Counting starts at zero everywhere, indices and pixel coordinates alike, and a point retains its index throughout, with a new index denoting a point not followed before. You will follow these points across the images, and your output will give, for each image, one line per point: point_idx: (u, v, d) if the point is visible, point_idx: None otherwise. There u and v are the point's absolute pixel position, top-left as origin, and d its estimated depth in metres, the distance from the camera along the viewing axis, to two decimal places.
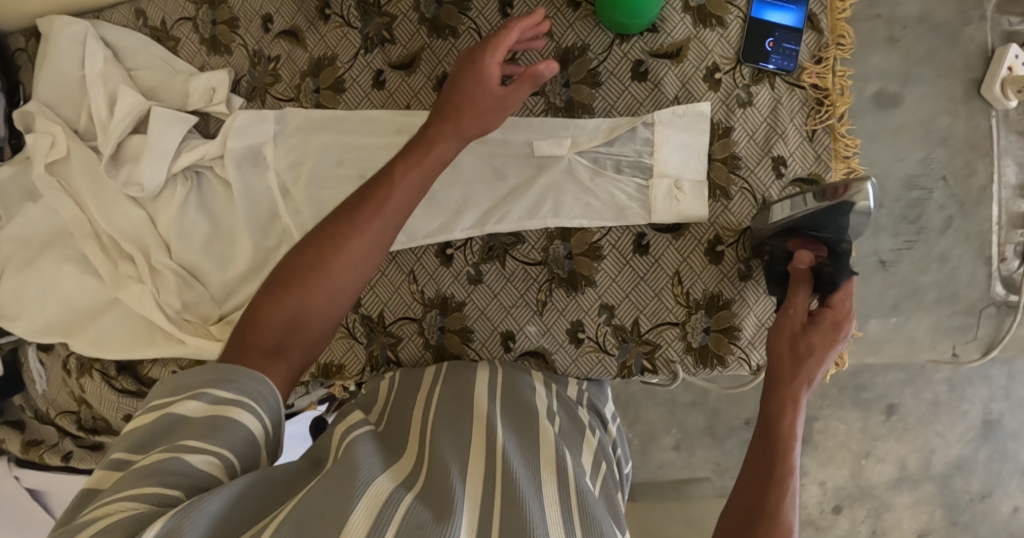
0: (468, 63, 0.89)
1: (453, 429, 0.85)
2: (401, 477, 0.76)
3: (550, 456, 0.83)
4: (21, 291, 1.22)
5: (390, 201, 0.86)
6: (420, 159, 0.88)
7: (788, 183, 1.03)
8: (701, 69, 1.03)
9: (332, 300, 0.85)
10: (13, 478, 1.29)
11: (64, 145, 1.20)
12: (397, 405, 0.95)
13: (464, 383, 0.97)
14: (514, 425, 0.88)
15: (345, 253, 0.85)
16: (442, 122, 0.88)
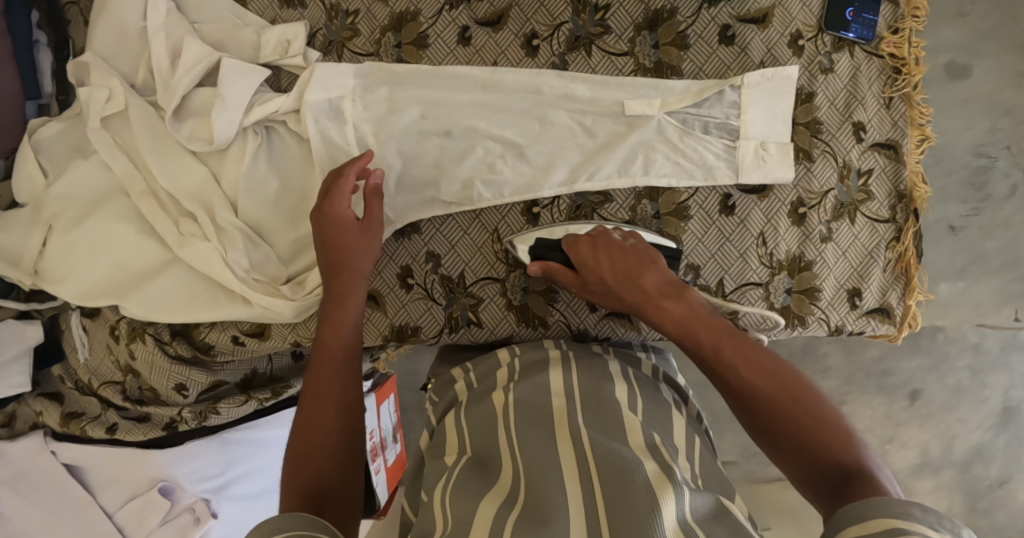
0: (324, 220, 1.01)
1: (537, 439, 0.87)
2: (504, 506, 0.81)
3: (640, 445, 0.85)
4: (71, 250, 1.18)
5: (349, 309, 0.99)
6: (338, 313, 0.99)
7: (867, 148, 1.06)
8: (785, 36, 1.05)
9: (328, 428, 0.91)
10: (50, 453, 1.25)
11: (122, 100, 1.17)
12: (470, 413, 0.95)
13: (538, 377, 0.96)
14: (596, 420, 0.89)
15: (327, 376, 0.94)
16: (340, 253, 1.01)
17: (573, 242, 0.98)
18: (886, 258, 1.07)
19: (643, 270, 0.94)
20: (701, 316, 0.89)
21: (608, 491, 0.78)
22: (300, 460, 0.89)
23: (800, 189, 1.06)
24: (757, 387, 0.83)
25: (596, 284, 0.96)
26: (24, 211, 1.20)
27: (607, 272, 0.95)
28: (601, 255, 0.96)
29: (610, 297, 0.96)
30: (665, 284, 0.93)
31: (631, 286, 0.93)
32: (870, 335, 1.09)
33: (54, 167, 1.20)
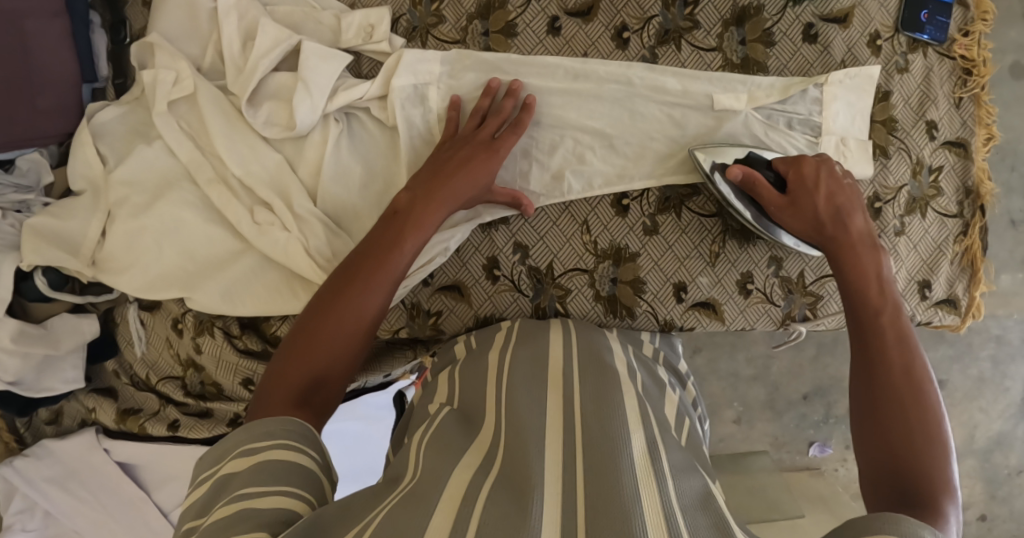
0: (470, 142, 1.03)
1: (531, 398, 0.90)
2: (482, 466, 0.81)
3: (630, 415, 0.87)
4: (135, 238, 1.13)
5: (423, 223, 0.97)
6: (412, 220, 0.97)
7: (939, 146, 1.10)
8: (864, 36, 1.09)
9: (349, 329, 0.90)
10: (103, 451, 1.23)
11: (190, 83, 1.14)
12: (466, 381, 0.99)
13: (537, 346, 1.01)
14: (587, 389, 0.92)
15: (376, 279, 0.93)
16: (448, 174, 1.01)
17: (798, 159, 1.02)
18: (954, 251, 1.11)
19: (853, 210, 0.99)
20: (889, 296, 0.92)
21: (586, 449, 0.81)
22: (307, 335, 0.89)
23: (877, 185, 1.09)
24: (891, 375, 0.85)
25: (806, 208, 1.00)
26: (82, 198, 1.16)
27: (822, 203, 0.99)
28: (822, 177, 1.00)
29: (807, 224, 1.00)
30: (865, 233, 0.98)
31: (851, 245, 0.97)
32: (935, 325, 1.14)
33: (113, 152, 1.17)
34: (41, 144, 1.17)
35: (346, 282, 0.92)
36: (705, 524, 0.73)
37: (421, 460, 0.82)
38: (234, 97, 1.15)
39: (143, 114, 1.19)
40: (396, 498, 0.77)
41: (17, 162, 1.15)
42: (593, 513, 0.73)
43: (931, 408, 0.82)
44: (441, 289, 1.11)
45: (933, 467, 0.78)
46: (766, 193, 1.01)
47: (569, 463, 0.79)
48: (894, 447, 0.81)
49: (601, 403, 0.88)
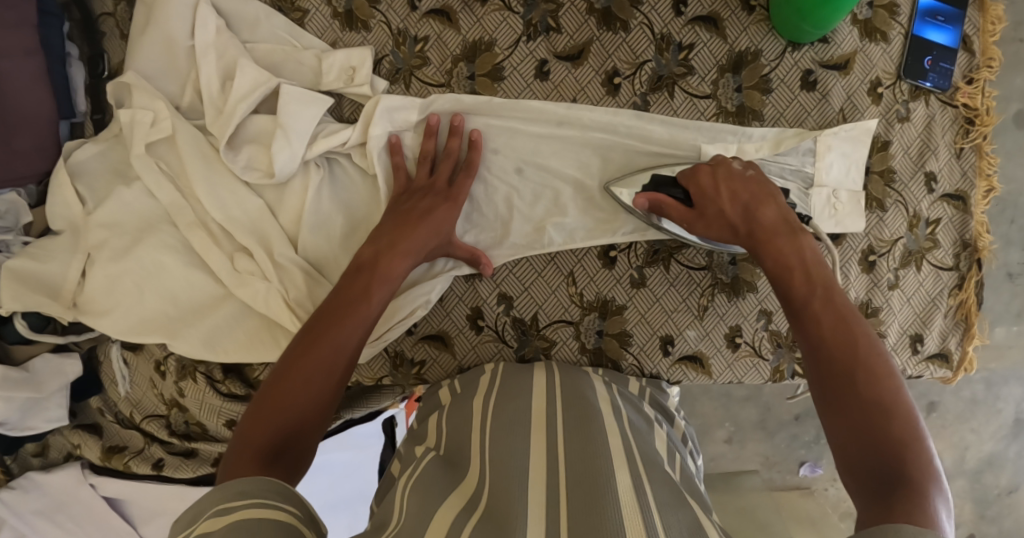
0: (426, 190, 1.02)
1: (515, 439, 0.89)
2: (463, 513, 0.80)
3: (615, 453, 0.86)
4: (116, 283, 1.13)
5: (393, 269, 0.96)
6: (377, 269, 0.96)
7: (937, 199, 1.07)
8: (865, 83, 1.05)
9: (319, 378, 0.87)
10: (89, 486, 1.23)
11: (168, 125, 1.10)
12: (454, 419, 0.98)
13: (522, 386, 1.00)
14: (571, 428, 0.91)
15: (343, 327, 0.91)
16: (410, 223, 0.99)
17: (691, 173, 1.00)
18: (948, 304, 1.09)
19: (761, 204, 0.97)
20: (818, 282, 0.91)
21: (572, 491, 0.80)
22: (286, 378, 0.86)
23: (872, 238, 1.07)
24: (841, 361, 0.84)
25: (715, 218, 0.98)
26: (61, 238, 1.15)
27: (729, 208, 0.98)
28: (719, 182, 0.98)
29: (724, 229, 0.99)
30: (781, 222, 0.96)
31: (770, 240, 0.95)
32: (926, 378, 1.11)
33: (92, 193, 1.15)
34: (17, 185, 1.14)
35: (324, 322, 0.91)
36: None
37: (407, 504, 0.82)
38: (214, 136, 1.12)
39: (122, 153, 1.17)
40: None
41: None
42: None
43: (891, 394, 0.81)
44: (424, 338, 1.08)
45: (908, 443, 0.78)
46: (672, 210, 1.00)
47: (552, 508, 0.78)
48: (864, 432, 0.79)
49: (585, 444, 0.87)
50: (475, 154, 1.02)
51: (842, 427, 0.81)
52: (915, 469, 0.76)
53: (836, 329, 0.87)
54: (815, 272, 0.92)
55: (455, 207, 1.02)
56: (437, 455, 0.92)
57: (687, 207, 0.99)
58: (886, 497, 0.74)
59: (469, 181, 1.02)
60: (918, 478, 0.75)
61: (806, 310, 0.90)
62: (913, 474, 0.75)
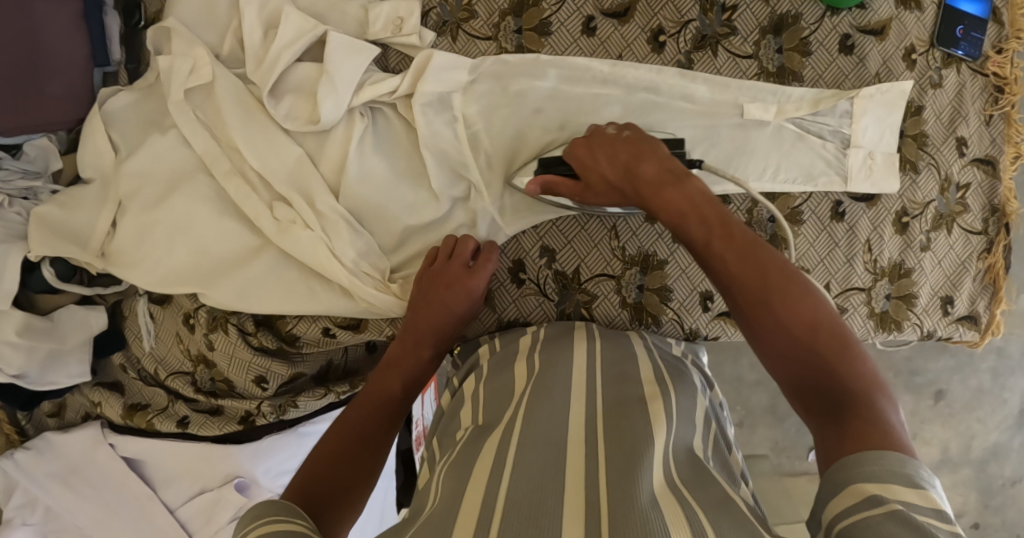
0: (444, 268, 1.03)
1: (554, 407, 0.88)
2: (497, 468, 0.78)
3: (656, 418, 0.85)
4: (147, 234, 1.10)
5: (423, 351, 1.01)
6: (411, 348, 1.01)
7: (968, 162, 1.10)
8: (900, 49, 1.08)
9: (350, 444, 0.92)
10: (109, 446, 1.19)
11: (208, 72, 1.09)
12: (490, 391, 0.96)
13: (562, 355, 0.98)
14: (612, 400, 0.89)
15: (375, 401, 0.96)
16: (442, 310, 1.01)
17: (571, 149, 1.01)
18: (977, 268, 1.12)
19: (640, 160, 0.96)
20: (711, 221, 0.89)
21: (612, 457, 0.79)
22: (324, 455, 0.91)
23: (905, 199, 1.09)
24: (757, 297, 0.84)
25: (601, 185, 0.99)
26: (91, 188, 1.12)
27: (609, 170, 0.98)
28: (619, 148, 0.98)
29: (614, 194, 0.99)
30: (664, 172, 0.94)
31: (659, 190, 0.93)
32: (954, 340, 1.15)
33: (125, 140, 1.13)
34: (49, 130, 1.12)
35: (357, 409, 0.96)
36: (733, 526, 0.71)
37: (441, 483, 0.80)
38: (253, 86, 1.11)
39: (156, 102, 1.14)
40: (419, 526, 0.74)
41: (25, 147, 1.11)
42: (614, 517, 0.70)
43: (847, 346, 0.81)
44: None
45: (861, 389, 0.78)
46: (565, 188, 1.01)
47: (589, 470, 0.77)
48: (819, 383, 0.80)
49: (625, 415, 0.86)
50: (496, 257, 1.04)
51: (779, 365, 0.82)
52: (863, 390, 0.78)
53: (749, 280, 0.85)
54: (708, 212, 0.90)
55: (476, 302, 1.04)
56: (475, 429, 0.90)
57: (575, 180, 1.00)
58: (838, 428, 0.76)
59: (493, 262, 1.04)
60: (865, 399, 0.78)
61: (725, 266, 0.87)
62: (862, 399, 0.78)
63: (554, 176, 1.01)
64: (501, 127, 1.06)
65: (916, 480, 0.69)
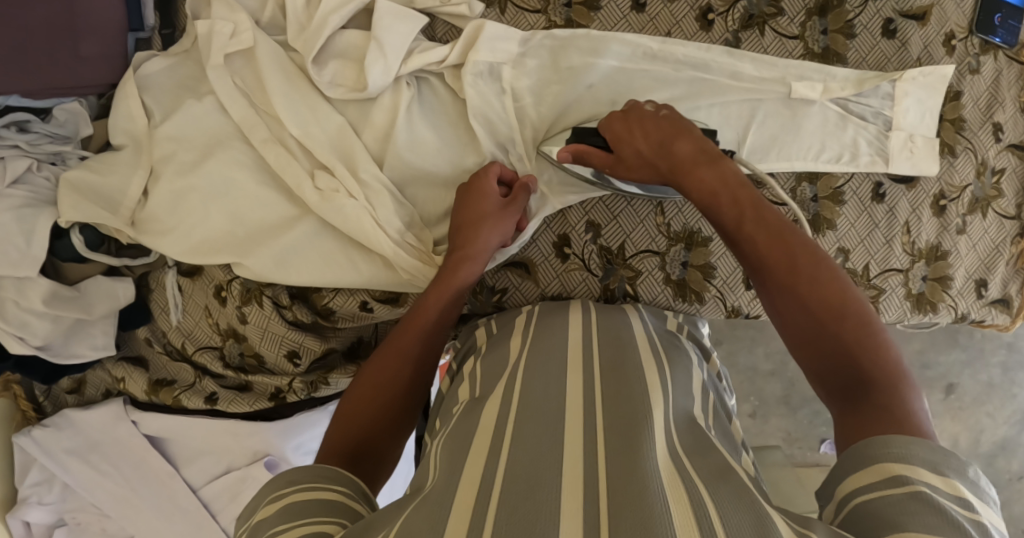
0: (471, 194, 1.01)
1: (548, 382, 0.85)
2: (492, 452, 0.74)
3: (650, 392, 0.83)
4: (181, 199, 1.08)
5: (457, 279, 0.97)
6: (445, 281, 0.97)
7: (1004, 148, 1.12)
8: (941, 34, 1.10)
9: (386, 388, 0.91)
10: (131, 422, 1.17)
11: (249, 37, 1.07)
12: (485, 371, 0.93)
13: (556, 335, 0.96)
14: (606, 374, 0.87)
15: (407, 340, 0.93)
16: (465, 237, 0.98)
17: (607, 120, 0.99)
18: (1009, 253, 1.14)
19: (677, 137, 0.94)
20: (743, 204, 0.88)
21: (610, 431, 0.76)
22: (354, 410, 0.89)
23: (943, 183, 1.11)
24: (787, 285, 0.82)
25: (632, 159, 0.97)
26: (123, 153, 1.10)
27: (644, 145, 0.96)
28: (639, 124, 0.97)
29: (645, 169, 0.97)
30: (699, 150, 0.93)
31: (689, 172, 0.92)
32: (985, 324, 1.17)
33: (160, 106, 1.10)
34: (80, 94, 1.09)
35: (391, 350, 0.93)
36: (731, 490, 0.68)
37: (438, 459, 0.78)
38: (294, 53, 1.10)
39: (192, 69, 1.12)
40: (413, 507, 0.70)
41: (54, 111, 1.08)
42: (611, 490, 0.68)
43: (872, 330, 0.78)
44: (507, 266, 1.09)
45: (887, 376, 0.76)
46: (595, 158, 0.99)
47: (586, 449, 0.74)
48: (835, 364, 0.78)
49: (622, 389, 0.83)
50: (526, 190, 1.02)
51: (809, 357, 0.80)
52: (886, 376, 0.76)
53: (797, 258, 0.83)
54: (744, 193, 0.88)
55: (505, 229, 1.00)
56: (473, 404, 0.86)
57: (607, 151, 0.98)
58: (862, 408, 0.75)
59: (522, 193, 1.01)
60: (894, 387, 0.75)
61: (740, 239, 0.87)
62: (886, 381, 0.75)
63: (586, 147, 1.00)
64: (551, 102, 1.06)
65: (940, 466, 0.67)
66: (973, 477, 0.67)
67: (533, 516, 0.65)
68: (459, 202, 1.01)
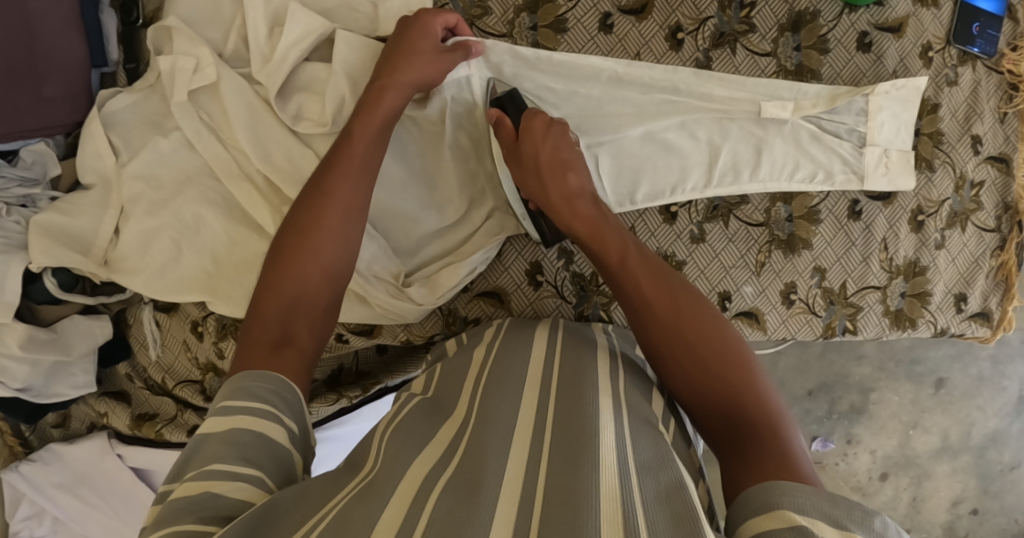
0: (409, 31, 0.99)
1: (506, 394, 0.83)
2: (437, 466, 0.73)
3: (603, 410, 0.80)
4: (152, 239, 1.08)
5: (381, 112, 0.96)
6: (370, 114, 0.96)
7: (982, 160, 1.11)
8: (918, 46, 1.07)
9: (328, 246, 0.89)
10: (116, 456, 1.19)
11: (212, 72, 1.06)
12: (445, 378, 0.92)
13: (519, 348, 0.94)
14: (564, 386, 0.85)
15: (333, 196, 0.92)
16: (388, 73, 0.97)
17: (530, 114, 0.98)
18: (989, 265, 1.13)
19: (569, 170, 0.96)
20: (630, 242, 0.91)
21: (555, 456, 0.73)
22: (271, 289, 0.86)
23: (921, 198, 1.10)
24: (671, 322, 0.83)
25: (528, 159, 0.97)
26: (92, 192, 1.09)
27: (543, 153, 0.96)
28: (544, 134, 0.97)
29: (533, 175, 0.97)
30: (585, 186, 0.96)
31: (572, 204, 0.94)
32: (966, 337, 1.16)
33: (126, 144, 1.09)
34: (46, 135, 1.08)
35: (318, 194, 0.92)
36: (666, 520, 0.67)
37: (382, 449, 0.76)
38: (259, 86, 1.09)
39: (158, 102, 1.10)
40: (353, 495, 0.70)
41: (21, 153, 1.07)
42: (548, 503, 0.67)
43: (754, 377, 0.80)
44: (480, 295, 1.09)
45: (765, 419, 0.76)
46: (503, 136, 0.98)
47: (531, 465, 0.72)
48: (718, 403, 0.79)
49: (574, 403, 0.80)
50: (456, 16, 1.02)
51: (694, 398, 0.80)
52: (763, 414, 0.77)
53: (688, 301, 0.85)
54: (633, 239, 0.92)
55: (435, 69, 0.98)
56: (428, 406, 0.86)
57: (513, 139, 0.98)
58: (744, 446, 0.74)
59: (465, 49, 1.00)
60: (768, 422, 0.76)
61: (628, 276, 0.88)
62: (756, 412, 0.77)
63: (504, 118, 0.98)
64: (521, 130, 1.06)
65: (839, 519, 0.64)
66: (880, 528, 0.65)
67: (463, 526, 0.64)
68: (393, 38, 1.00)
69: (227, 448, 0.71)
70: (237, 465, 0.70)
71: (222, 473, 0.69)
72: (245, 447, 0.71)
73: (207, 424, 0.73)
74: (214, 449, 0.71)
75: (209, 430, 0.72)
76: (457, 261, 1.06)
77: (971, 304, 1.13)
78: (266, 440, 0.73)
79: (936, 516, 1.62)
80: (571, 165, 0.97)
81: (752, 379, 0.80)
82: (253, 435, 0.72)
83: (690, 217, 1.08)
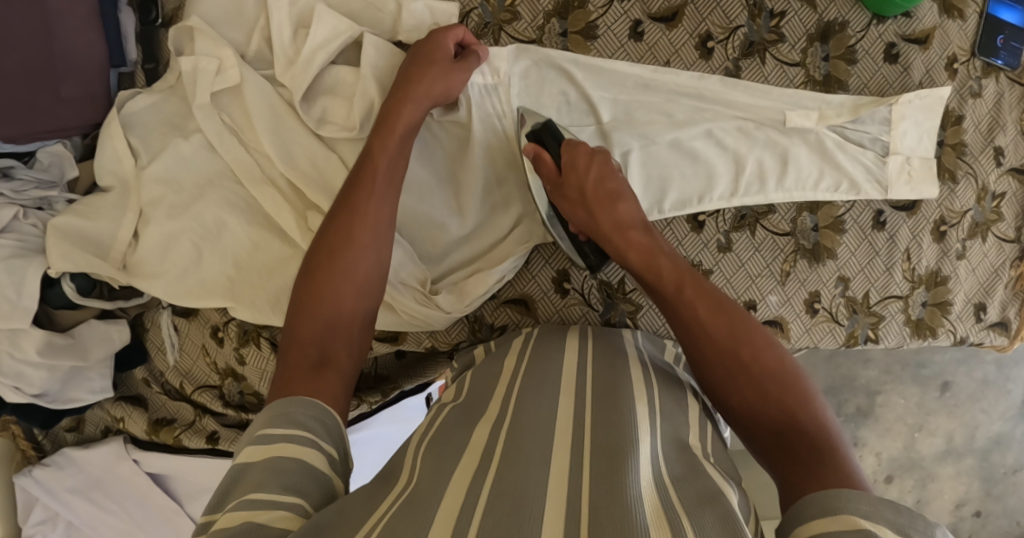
0: (420, 50, 0.99)
1: (543, 403, 0.83)
2: (478, 474, 0.72)
3: (641, 420, 0.79)
4: (172, 243, 1.05)
5: (401, 127, 0.95)
6: (389, 131, 0.95)
7: (1004, 172, 1.12)
8: (943, 58, 1.08)
9: (358, 267, 0.89)
10: (132, 461, 1.17)
11: (236, 73, 1.04)
12: (477, 385, 0.91)
13: (551, 358, 0.93)
14: (599, 395, 0.84)
15: (361, 216, 0.91)
16: (403, 90, 0.97)
17: (572, 145, 1.00)
18: (1008, 276, 1.14)
19: (616, 199, 0.97)
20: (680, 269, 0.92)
21: (598, 466, 0.72)
22: (307, 313, 0.86)
23: (943, 208, 1.11)
24: (723, 346, 0.85)
25: (574, 190, 0.98)
26: (111, 195, 1.06)
27: (588, 180, 0.98)
28: (591, 162, 0.99)
29: (579, 207, 0.98)
30: (634, 215, 0.97)
31: (621, 232, 0.95)
32: (984, 346, 1.17)
33: (146, 146, 1.07)
34: (63, 136, 1.05)
35: (344, 216, 0.91)
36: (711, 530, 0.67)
37: (420, 463, 0.75)
38: (283, 88, 1.07)
39: (178, 104, 1.08)
40: (399, 510, 0.69)
41: (38, 155, 1.04)
42: (596, 513, 0.66)
43: (812, 400, 0.81)
44: (506, 303, 1.09)
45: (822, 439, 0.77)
46: (545, 169, 1.00)
47: (574, 475, 0.72)
48: (776, 425, 0.80)
49: (612, 415, 0.80)
50: (462, 28, 1.01)
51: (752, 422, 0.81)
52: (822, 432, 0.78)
53: (741, 326, 0.86)
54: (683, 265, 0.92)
55: (450, 80, 0.98)
56: (462, 412, 0.85)
57: (556, 172, 1.00)
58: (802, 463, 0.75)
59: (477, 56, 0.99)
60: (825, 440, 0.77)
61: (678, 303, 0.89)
62: (815, 433, 0.78)
63: (545, 152, 1.00)
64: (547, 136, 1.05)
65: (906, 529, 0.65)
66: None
67: None
68: (406, 59, 0.99)
69: (269, 476, 0.70)
70: (280, 492, 0.69)
71: (267, 502, 0.68)
72: (287, 474, 0.70)
73: (247, 452, 0.72)
74: (255, 478, 0.70)
75: (250, 460, 0.71)
76: (484, 269, 1.05)
77: (989, 313, 1.15)
78: (307, 467, 0.72)
79: (939, 517, 1.64)
80: (618, 188, 0.98)
81: (807, 401, 0.81)
82: (294, 462, 0.72)
83: (717, 224, 1.08)
